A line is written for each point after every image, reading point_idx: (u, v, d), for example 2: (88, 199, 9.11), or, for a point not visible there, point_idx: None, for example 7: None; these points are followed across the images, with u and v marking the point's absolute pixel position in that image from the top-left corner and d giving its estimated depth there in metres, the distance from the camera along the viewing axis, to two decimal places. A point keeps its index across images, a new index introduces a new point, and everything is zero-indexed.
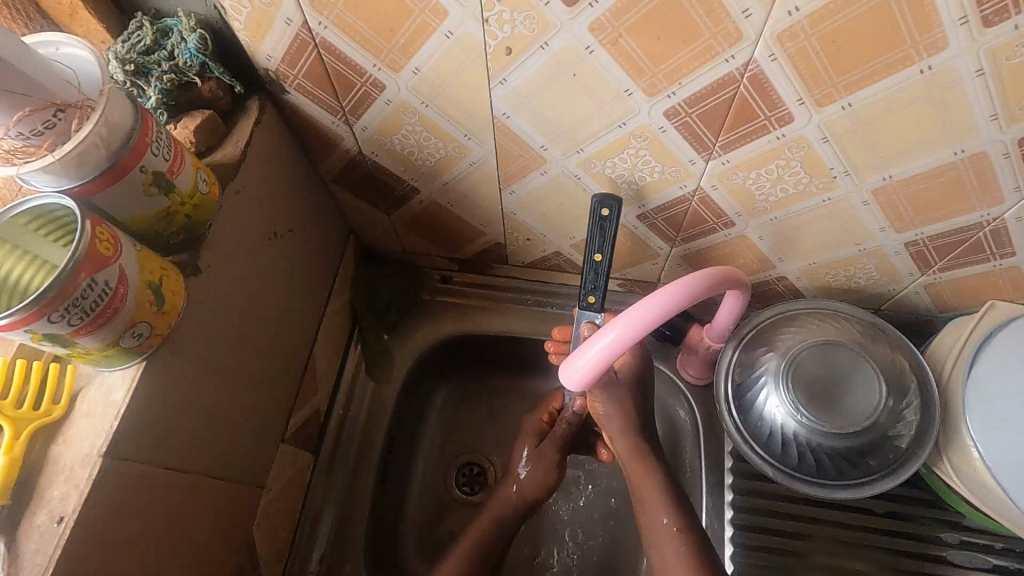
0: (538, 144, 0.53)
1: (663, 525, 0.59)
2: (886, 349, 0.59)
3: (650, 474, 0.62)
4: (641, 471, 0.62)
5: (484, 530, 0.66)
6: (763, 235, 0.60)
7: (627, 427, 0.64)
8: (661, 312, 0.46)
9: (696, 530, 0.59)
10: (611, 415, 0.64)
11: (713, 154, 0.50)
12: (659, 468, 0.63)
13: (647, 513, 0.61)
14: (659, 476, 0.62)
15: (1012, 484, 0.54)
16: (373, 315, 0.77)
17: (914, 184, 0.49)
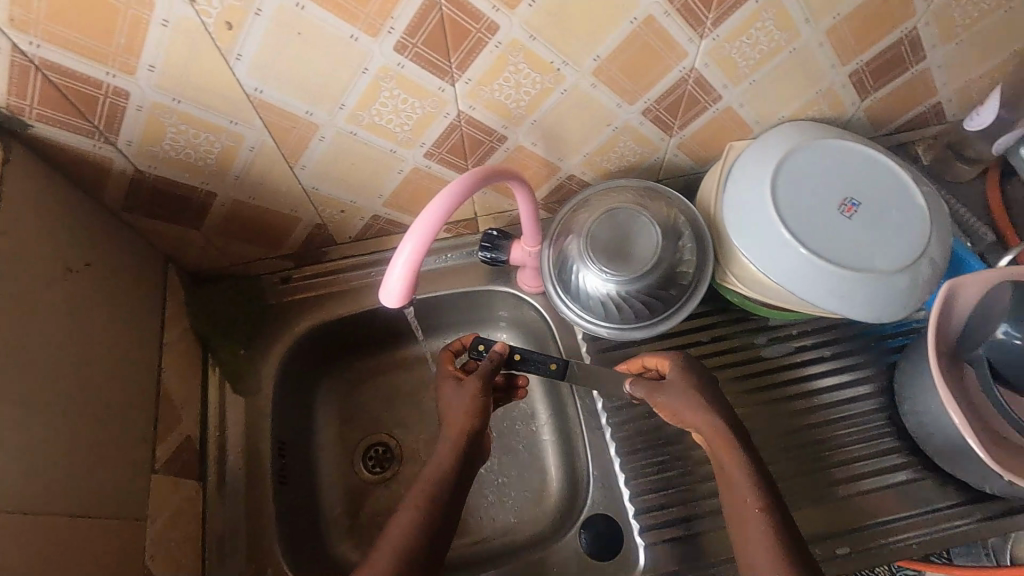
0: (302, 111, 0.57)
1: (747, 510, 0.55)
2: (660, 201, 0.70)
3: (732, 447, 0.58)
4: (726, 446, 0.58)
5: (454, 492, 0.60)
6: (534, 140, 0.68)
7: (704, 409, 0.60)
8: (440, 215, 0.51)
9: (769, 492, 0.55)
10: (679, 398, 0.61)
11: (455, 77, 0.57)
12: (746, 446, 0.58)
13: (732, 491, 0.56)
14: (742, 450, 0.58)
15: (775, 272, 0.66)
16: (221, 334, 0.77)
17: (620, 58, 0.60)
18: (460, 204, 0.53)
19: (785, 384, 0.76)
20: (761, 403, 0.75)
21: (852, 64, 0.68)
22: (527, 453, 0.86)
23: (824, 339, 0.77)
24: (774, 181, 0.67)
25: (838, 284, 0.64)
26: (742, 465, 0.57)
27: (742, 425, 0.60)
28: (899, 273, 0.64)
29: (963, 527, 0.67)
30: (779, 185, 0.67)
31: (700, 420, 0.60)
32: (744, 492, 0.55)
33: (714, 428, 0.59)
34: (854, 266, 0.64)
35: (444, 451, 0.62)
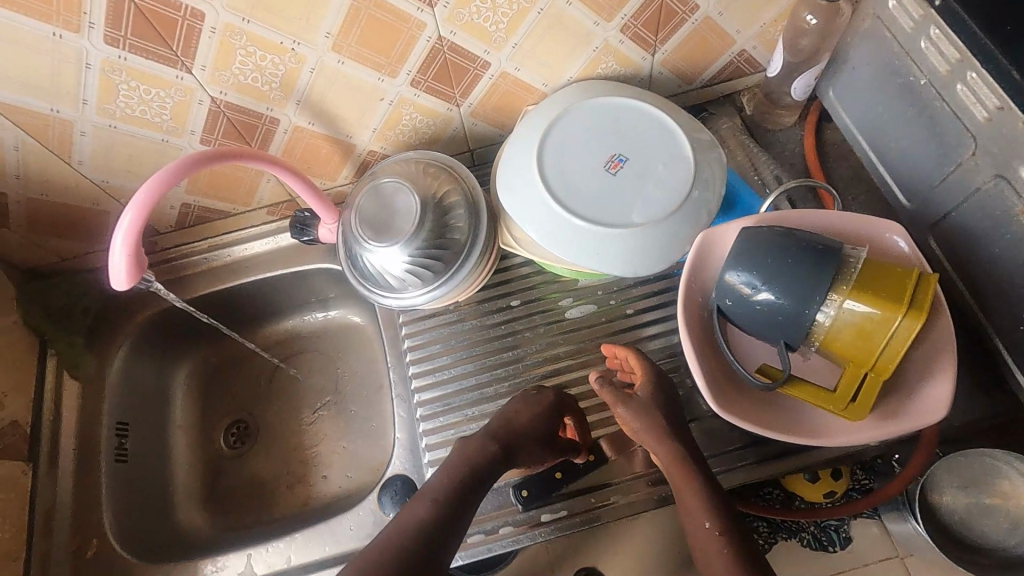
0: (47, 109, 0.60)
1: (706, 530, 0.57)
2: (435, 171, 0.71)
3: (691, 479, 0.60)
4: (682, 475, 0.61)
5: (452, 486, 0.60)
6: (309, 119, 0.70)
7: (661, 434, 0.63)
8: (154, 192, 0.54)
9: (732, 526, 0.57)
10: (642, 428, 0.64)
11: (188, 64, 0.60)
12: (700, 468, 0.61)
13: (688, 519, 0.59)
14: (700, 476, 0.61)
15: (531, 229, 0.67)
16: (57, 327, 0.81)
17: (353, 33, 0.61)
18: (175, 182, 0.56)
19: (590, 341, 0.78)
20: (564, 360, 0.77)
21: (616, 19, 0.68)
22: (371, 423, 0.89)
23: (627, 296, 0.79)
24: (541, 142, 0.68)
25: (598, 240, 0.65)
26: (697, 494, 0.59)
27: (693, 456, 0.62)
28: (658, 225, 0.65)
29: (744, 466, 0.69)
30: (545, 146, 0.68)
31: (656, 443, 0.63)
32: (699, 514, 0.58)
33: (673, 459, 0.62)
34: (612, 221, 0.65)
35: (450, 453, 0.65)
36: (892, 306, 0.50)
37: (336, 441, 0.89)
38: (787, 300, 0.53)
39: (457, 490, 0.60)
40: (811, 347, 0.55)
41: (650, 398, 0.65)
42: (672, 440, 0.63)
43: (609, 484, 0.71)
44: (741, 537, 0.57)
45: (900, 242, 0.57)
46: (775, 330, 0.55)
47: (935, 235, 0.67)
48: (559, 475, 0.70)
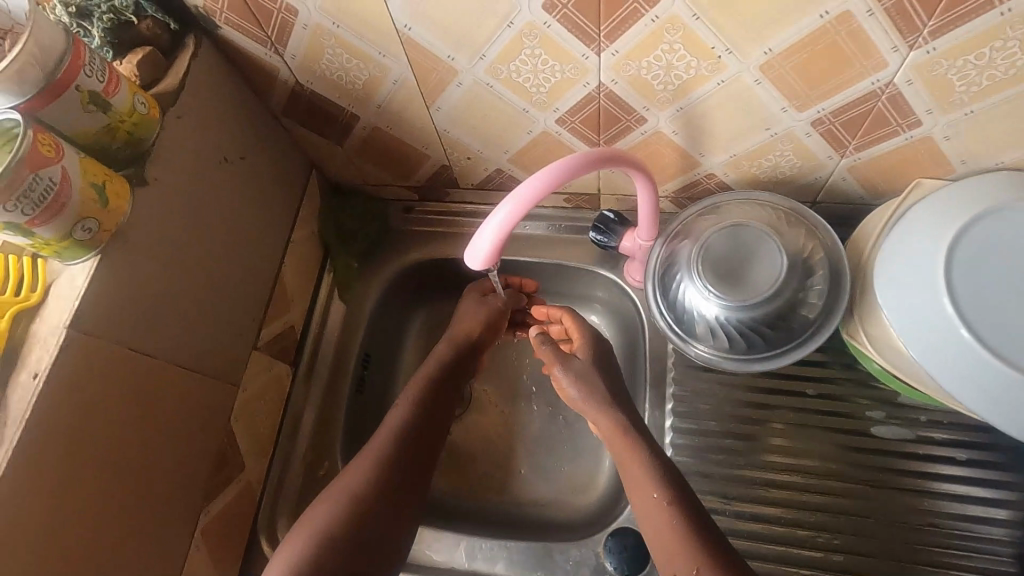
0: (445, 55, 0.58)
1: (652, 499, 0.58)
2: (801, 231, 0.61)
3: (636, 450, 0.61)
4: (629, 450, 0.61)
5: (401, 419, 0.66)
6: (675, 128, 0.62)
7: (608, 403, 0.65)
8: (539, 187, 0.50)
9: (689, 502, 0.57)
10: (575, 391, 0.67)
11: (602, 46, 0.54)
12: (650, 446, 0.61)
13: (637, 491, 0.59)
14: (645, 450, 0.61)
15: (912, 343, 0.56)
16: (342, 246, 0.84)
17: (798, 56, 0.51)
18: (568, 178, 0.51)
19: (896, 472, 0.65)
20: (856, 484, 0.65)
21: None
22: (585, 440, 0.84)
23: (959, 438, 0.64)
24: (960, 241, 0.54)
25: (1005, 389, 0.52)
26: (642, 464, 0.60)
27: (637, 428, 0.63)
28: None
29: None
30: (965, 247, 0.54)
31: (600, 413, 0.65)
32: (646, 484, 0.59)
33: (615, 430, 0.63)
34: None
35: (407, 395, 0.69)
36: None
37: (545, 443, 0.85)
38: None
39: (391, 441, 0.64)
40: None
41: (587, 361, 0.69)
42: (616, 413, 0.64)
43: None
44: (697, 522, 0.55)
45: None
46: None
47: None
48: None
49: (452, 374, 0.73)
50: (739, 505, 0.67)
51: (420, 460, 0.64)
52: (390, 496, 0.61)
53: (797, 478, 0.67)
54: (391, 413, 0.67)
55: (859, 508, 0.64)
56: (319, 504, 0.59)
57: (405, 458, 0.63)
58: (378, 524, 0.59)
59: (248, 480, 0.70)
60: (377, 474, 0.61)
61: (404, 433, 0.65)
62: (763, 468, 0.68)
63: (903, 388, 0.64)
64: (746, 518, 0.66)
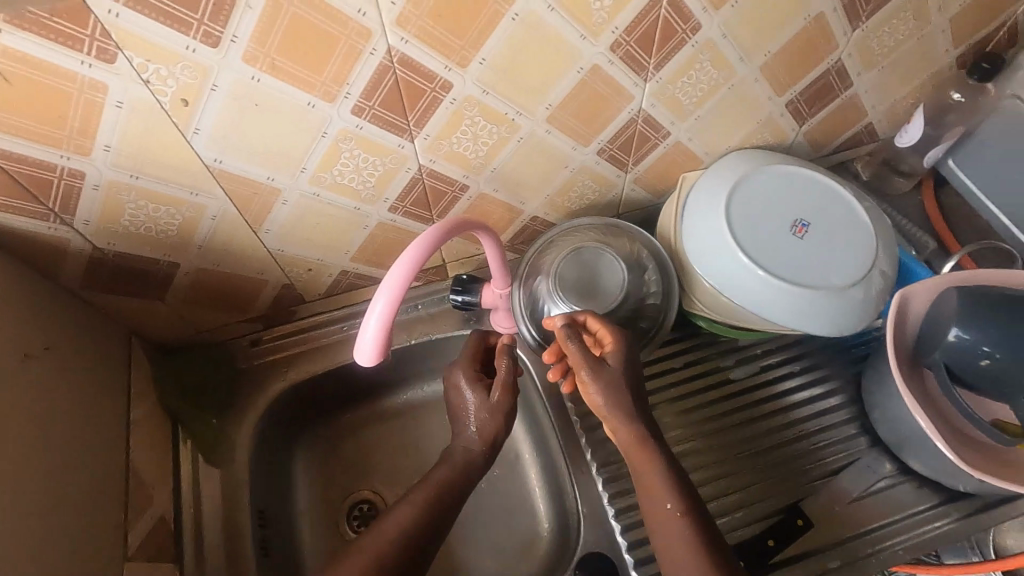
0: (263, 178, 0.58)
1: (664, 509, 0.56)
2: (623, 239, 0.72)
3: (655, 459, 0.57)
4: (640, 452, 0.57)
5: (394, 543, 0.57)
6: (495, 187, 0.70)
7: (631, 410, 0.57)
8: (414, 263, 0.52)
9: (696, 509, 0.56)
10: (608, 403, 0.58)
11: (414, 133, 0.59)
12: (661, 448, 0.57)
13: (651, 493, 0.56)
14: (666, 456, 0.57)
15: (734, 292, 0.69)
16: (192, 406, 0.75)
17: (571, 105, 0.62)
18: (428, 254, 0.54)
19: (762, 400, 0.77)
20: (739, 424, 0.76)
21: (787, 94, 0.73)
22: (514, 495, 0.85)
23: (791, 355, 0.79)
24: (732, 209, 0.70)
25: (803, 302, 0.67)
26: (665, 473, 0.56)
27: (657, 437, 0.58)
28: (858, 285, 0.67)
29: (948, 524, 0.68)
30: (737, 211, 0.70)
31: (625, 420, 0.57)
32: (664, 487, 0.56)
33: (637, 438, 0.57)
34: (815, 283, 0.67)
35: (404, 508, 0.60)
36: None
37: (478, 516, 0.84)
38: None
39: (417, 518, 0.59)
40: None
41: (621, 368, 0.59)
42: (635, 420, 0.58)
43: (821, 551, 0.67)
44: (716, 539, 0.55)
45: None
46: (1009, 390, 0.57)
47: None
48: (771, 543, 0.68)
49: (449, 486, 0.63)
50: None
51: (414, 539, 0.58)
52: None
53: (699, 439, 0.75)
54: (347, 559, 0.55)
55: (752, 441, 0.75)
56: None
57: (400, 566, 0.56)
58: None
59: None
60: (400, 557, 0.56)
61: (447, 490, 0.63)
62: (673, 442, 0.75)
63: (736, 331, 0.77)
64: None
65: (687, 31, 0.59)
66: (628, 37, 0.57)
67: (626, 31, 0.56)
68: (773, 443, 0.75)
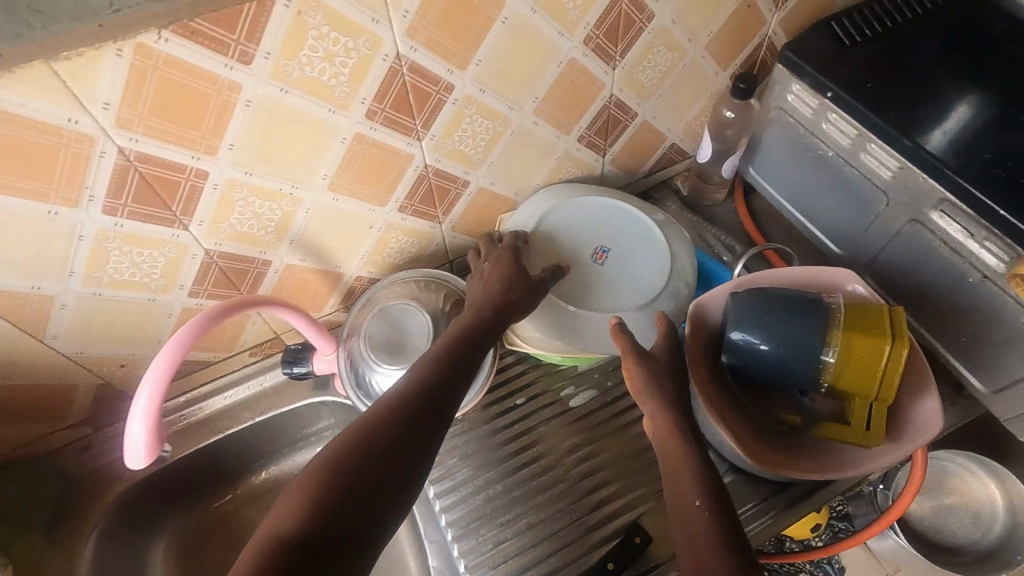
0: (27, 287, 0.56)
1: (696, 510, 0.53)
2: (441, 289, 0.73)
3: (688, 454, 0.59)
4: (675, 443, 0.60)
5: (370, 443, 0.51)
6: (301, 257, 0.71)
7: (666, 400, 0.63)
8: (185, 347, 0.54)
9: (724, 508, 0.53)
10: (647, 391, 0.64)
11: (185, 221, 0.59)
12: (695, 445, 0.60)
13: (681, 493, 0.56)
14: (693, 455, 0.59)
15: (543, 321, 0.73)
16: (12, 528, 0.71)
17: (349, 172, 0.64)
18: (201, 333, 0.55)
19: (599, 425, 0.80)
20: (583, 448, 0.78)
21: (575, 131, 0.77)
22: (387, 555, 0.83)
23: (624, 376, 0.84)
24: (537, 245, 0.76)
25: (599, 326, 0.72)
26: (694, 469, 0.57)
27: (689, 433, 0.61)
28: (652, 304, 0.73)
29: (774, 515, 0.72)
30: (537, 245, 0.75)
31: (661, 409, 0.63)
32: (691, 489, 0.55)
33: (671, 430, 0.61)
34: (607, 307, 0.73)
35: (347, 437, 0.51)
36: (878, 340, 0.57)
37: None
38: (789, 348, 0.61)
39: (388, 426, 0.52)
40: (821, 390, 0.61)
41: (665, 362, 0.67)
42: (672, 412, 0.63)
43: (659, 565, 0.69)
44: (728, 521, 0.52)
45: (857, 287, 0.67)
46: (782, 379, 0.62)
47: (871, 273, 0.79)
48: (611, 566, 0.67)
49: (430, 403, 0.55)
50: (518, 521, 0.73)
51: (398, 461, 0.51)
52: (328, 538, 0.45)
53: (545, 469, 0.77)
54: (340, 444, 0.51)
55: (594, 465, 0.77)
56: (275, 510, 0.47)
57: (390, 459, 0.50)
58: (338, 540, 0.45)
59: None
60: (379, 463, 0.50)
61: (413, 404, 0.55)
62: (519, 481, 0.76)
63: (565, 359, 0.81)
64: (523, 531, 0.72)
65: (441, 91, 0.62)
66: (380, 104, 0.60)
67: (375, 100, 0.59)
68: (613, 464, 0.77)
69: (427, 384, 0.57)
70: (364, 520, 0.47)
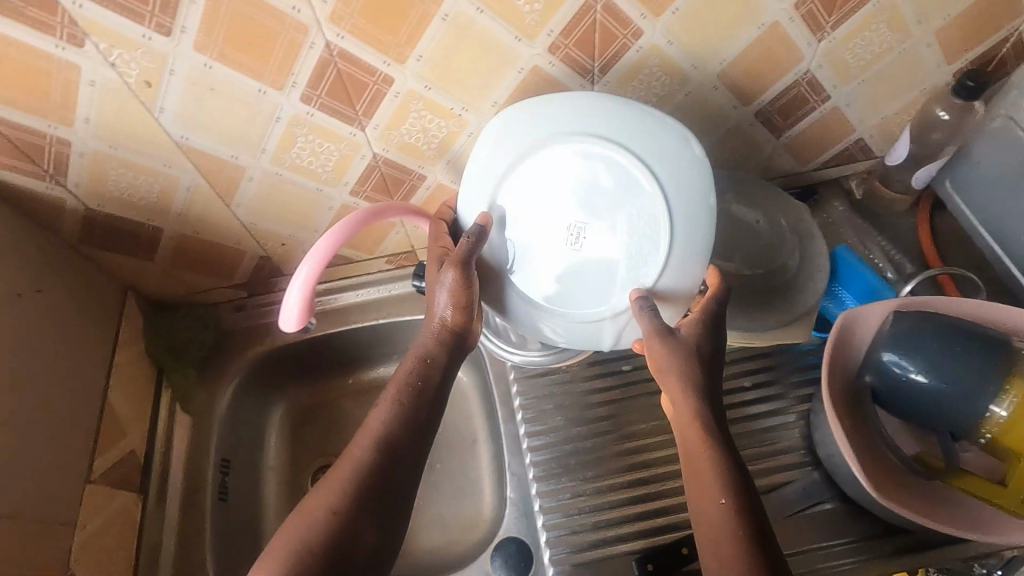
0: (229, 155, 0.64)
1: (721, 506, 0.52)
2: None
3: (710, 447, 0.56)
4: (701, 441, 0.56)
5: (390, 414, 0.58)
6: (452, 178, 0.74)
7: (691, 389, 0.59)
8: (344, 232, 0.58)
9: (759, 519, 0.52)
10: (671, 366, 0.59)
11: (364, 123, 0.64)
12: (724, 445, 0.55)
13: (701, 497, 0.54)
14: (721, 446, 0.56)
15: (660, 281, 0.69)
16: (177, 358, 0.83)
17: (517, 104, 0.65)
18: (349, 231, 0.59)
19: None
20: None
21: (753, 103, 0.72)
22: (465, 476, 0.88)
23: (750, 368, 0.77)
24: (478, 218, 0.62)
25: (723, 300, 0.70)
26: (714, 465, 0.54)
27: (720, 421, 0.58)
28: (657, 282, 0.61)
29: (871, 559, 0.65)
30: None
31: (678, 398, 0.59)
32: (712, 490, 0.53)
33: (696, 420, 0.57)
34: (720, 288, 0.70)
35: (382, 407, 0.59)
36: None
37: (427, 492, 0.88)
38: (955, 387, 0.54)
39: (413, 385, 0.60)
40: (981, 439, 0.54)
41: (696, 339, 0.61)
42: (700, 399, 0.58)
43: None
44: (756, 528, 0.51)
45: None
46: (938, 417, 0.55)
47: None
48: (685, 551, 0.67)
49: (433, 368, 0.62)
50: (596, 483, 0.73)
51: (415, 426, 0.59)
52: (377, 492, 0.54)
53: (633, 440, 0.76)
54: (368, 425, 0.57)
55: None
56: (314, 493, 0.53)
57: (411, 428, 0.58)
58: (364, 524, 0.52)
59: None
60: (402, 427, 0.57)
61: (418, 390, 0.60)
62: (608, 444, 0.76)
63: None
64: (603, 491, 0.73)
65: (628, 36, 0.60)
66: (565, 40, 0.59)
67: (562, 35, 0.58)
68: None
69: (420, 363, 0.62)
70: (397, 487, 0.55)
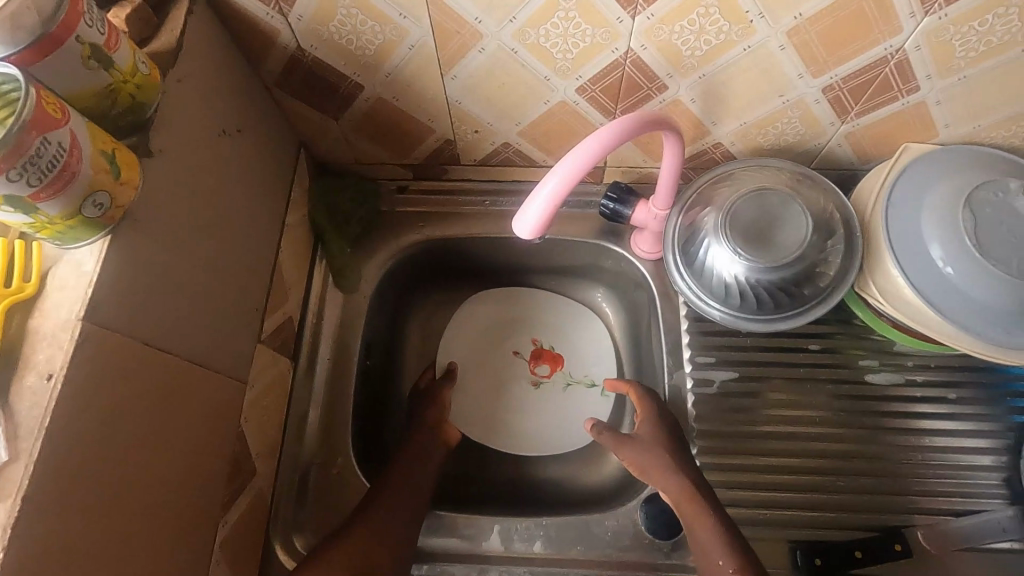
0: (472, 17, 0.55)
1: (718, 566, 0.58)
2: (819, 195, 0.63)
3: (700, 512, 0.60)
4: (692, 505, 0.61)
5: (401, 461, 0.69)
6: (693, 96, 0.63)
7: (665, 467, 0.63)
8: (605, 144, 0.50)
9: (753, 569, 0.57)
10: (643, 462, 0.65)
11: (639, 8, 0.53)
12: (713, 508, 0.61)
13: (703, 557, 0.59)
14: (713, 514, 0.60)
15: (916, 279, 0.62)
16: (334, 229, 0.79)
17: (824, 22, 0.54)
18: (613, 146, 0.51)
19: (893, 413, 0.70)
20: (863, 429, 0.69)
21: None
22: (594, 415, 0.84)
23: (952, 379, 0.70)
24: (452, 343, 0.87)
25: (980, 308, 0.60)
26: (711, 527, 0.59)
27: (703, 490, 0.63)
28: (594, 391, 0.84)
29: None
30: (940, 194, 0.62)
31: (660, 477, 0.63)
32: (712, 551, 0.58)
33: (684, 493, 0.62)
34: (984, 291, 0.59)
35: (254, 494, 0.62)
36: None
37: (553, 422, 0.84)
38: None
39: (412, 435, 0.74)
40: None
41: (653, 435, 0.66)
42: (676, 474, 0.63)
43: None
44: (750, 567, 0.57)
45: None
46: None
47: None
48: (858, 555, 0.63)
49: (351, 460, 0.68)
50: (764, 461, 0.68)
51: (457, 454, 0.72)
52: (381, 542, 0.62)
53: (811, 426, 0.69)
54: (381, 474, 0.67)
55: (867, 450, 0.68)
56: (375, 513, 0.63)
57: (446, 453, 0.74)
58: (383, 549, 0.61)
59: (258, 487, 0.64)
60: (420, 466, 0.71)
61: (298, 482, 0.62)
62: (782, 422, 0.70)
63: (880, 326, 0.70)
64: (769, 470, 0.68)
65: None
66: None
67: None
68: (891, 461, 0.68)
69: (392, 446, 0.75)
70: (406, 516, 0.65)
